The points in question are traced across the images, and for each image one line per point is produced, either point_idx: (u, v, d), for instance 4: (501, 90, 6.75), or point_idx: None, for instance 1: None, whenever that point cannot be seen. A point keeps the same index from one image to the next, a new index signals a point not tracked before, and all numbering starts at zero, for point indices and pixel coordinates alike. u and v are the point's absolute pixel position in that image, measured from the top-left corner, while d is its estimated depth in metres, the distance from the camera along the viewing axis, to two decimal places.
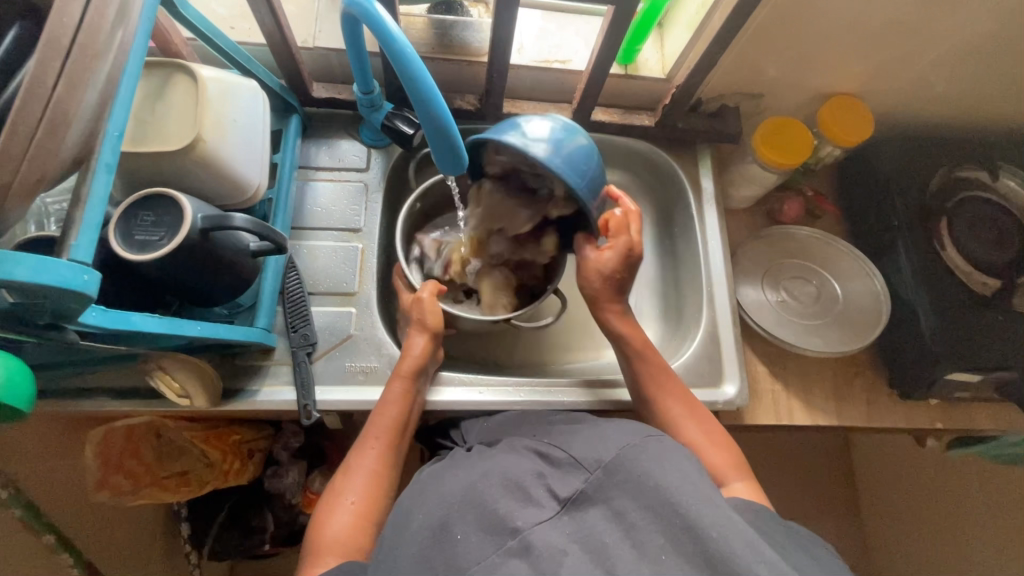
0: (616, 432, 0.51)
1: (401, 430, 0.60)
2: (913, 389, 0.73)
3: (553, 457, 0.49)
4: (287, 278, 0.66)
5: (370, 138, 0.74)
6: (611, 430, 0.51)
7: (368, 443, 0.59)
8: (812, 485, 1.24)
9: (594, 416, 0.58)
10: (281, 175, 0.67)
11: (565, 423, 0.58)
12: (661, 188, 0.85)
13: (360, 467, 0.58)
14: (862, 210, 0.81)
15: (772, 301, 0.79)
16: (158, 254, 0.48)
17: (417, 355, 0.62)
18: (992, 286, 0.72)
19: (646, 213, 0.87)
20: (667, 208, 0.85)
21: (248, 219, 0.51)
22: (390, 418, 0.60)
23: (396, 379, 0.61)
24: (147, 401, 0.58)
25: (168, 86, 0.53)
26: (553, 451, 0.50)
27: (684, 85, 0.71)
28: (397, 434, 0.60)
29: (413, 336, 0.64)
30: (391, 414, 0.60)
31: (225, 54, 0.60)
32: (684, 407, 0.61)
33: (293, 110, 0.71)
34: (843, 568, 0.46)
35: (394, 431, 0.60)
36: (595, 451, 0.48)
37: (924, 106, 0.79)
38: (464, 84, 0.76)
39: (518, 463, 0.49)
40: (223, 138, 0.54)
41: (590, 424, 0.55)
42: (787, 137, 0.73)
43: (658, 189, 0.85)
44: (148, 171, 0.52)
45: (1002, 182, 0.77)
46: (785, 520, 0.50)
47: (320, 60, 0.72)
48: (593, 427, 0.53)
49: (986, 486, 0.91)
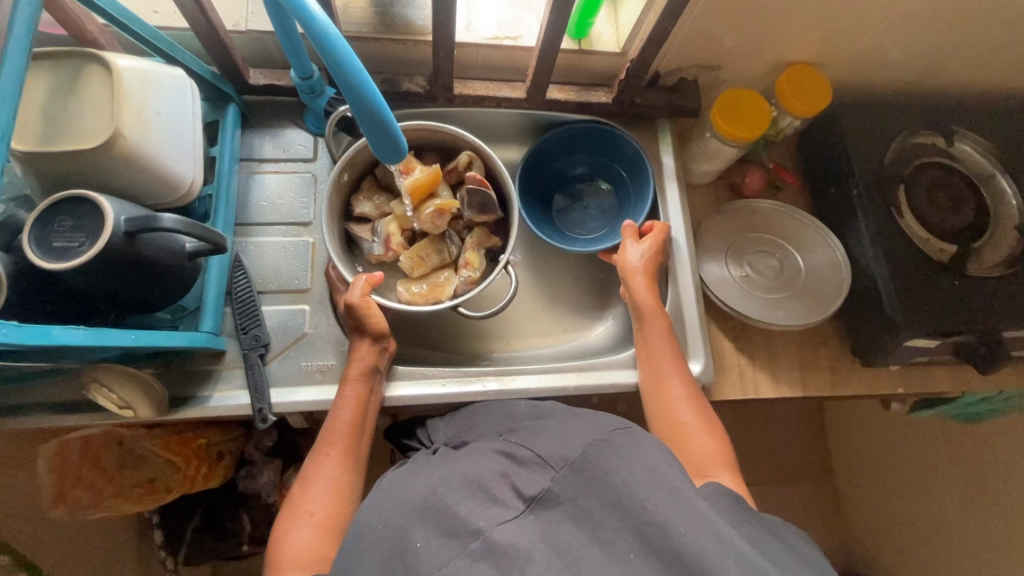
0: (583, 427, 0.51)
1: (357, 434, 0.59)
2: (874, 355, 0.74)
3: (519, 457, 0.48)
4: (234, 278, 0.63)
5: (315, 125, 0.70)
6: (578, 426, 0.51)
7: (325, 452, 0.58)
8: (787, 450, 1.27)
9: (561, 410, 0.57)
10: (221, 169, 0.64)
11: (534, 418, 0.57)
12: None
13: (318, 477, 0.56)
14: (823, 180, 0.81)
15: (735, 276, 0.79)
16: (80, 261, 0.45)
17: (364, 358, 0.61)
18: (949, 251, 0.73)
19: None
20: None
21: (178, 219, 0.48)
22: (346, 423, 0.59)
23: (347, 383, 0.60)
24: (90, 414, 0.56)
25: (80, 78, 0.49)
26: (520, 450, 0.49)
27: (638, 60, 0.69)
28: (353, 439, 0.59)
29: (355, 342, 0.62)
30: (346, 419, 0.59)
31: (144, 41, 0.56)
32: (687, 392, 0.63)
33: (230, 99, 0.67)
34: (804, 546, 0.46)
35: (349, 436, 0.58)
36: (562, 449, 0.47)
37: (880, 71, 0.78)
38: (412, 64, 0.73)
39: (483, 465, 0.48)
40: (147, 132, 0.51)
41: (558, 419, 0.54)
42: (744, 109, 0.72)
43: None
44: (65, 172, 0.49)
45: (958, 147, 0.78)
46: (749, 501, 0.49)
47: (255, 45, 0.68)
48: (559, 425, 0.53)
49: (951, 444, 0.93)
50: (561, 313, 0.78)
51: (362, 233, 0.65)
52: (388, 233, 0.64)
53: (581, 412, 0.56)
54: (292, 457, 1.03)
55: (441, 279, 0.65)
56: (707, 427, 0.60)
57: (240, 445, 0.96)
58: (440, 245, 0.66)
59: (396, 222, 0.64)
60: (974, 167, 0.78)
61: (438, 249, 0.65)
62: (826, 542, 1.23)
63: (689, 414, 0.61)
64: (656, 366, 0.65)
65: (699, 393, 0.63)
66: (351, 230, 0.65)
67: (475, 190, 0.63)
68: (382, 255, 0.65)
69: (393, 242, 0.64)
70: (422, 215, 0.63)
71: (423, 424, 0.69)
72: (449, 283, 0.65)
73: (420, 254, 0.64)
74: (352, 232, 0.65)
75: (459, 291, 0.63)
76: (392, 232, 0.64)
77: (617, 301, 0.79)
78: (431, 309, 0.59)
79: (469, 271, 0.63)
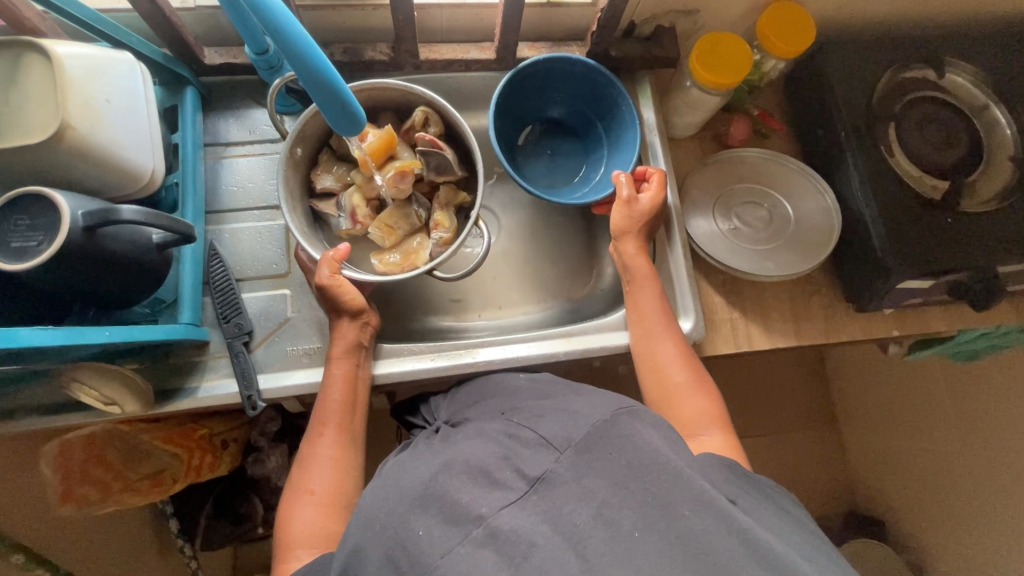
0: (591, 405, 0.50)
1: (349, 410, 0.59)
2: (867, 300, 0.73)
3: (521, 438, 0.48)
4: (211, 266, 0.62)
5: (280, 104, 0.68)
6: (581, 406, 0.51)
7: (319, 432, 0.57)
8: (789, 397, 1.27)
9: (567, 390, 0.56)
10: (185, 156, 0.62)
11: (537, 396, 0.56)
12: None
13: (316, 457, 0.56)
14: (810, 125, 0.78)
15: (724, 230, 0.77)
16: (38, 260, 0.43)
17: (352, 335, 0.60)
18: (942, 188, 0.70)
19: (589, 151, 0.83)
20: None
21: (139, 210, 0.46)
22: (337, 402, 0.58)
23: (335, 361, 0.60)
24: (75, 414, 0.55)
25: (21, 69, 0.47)
26: (523, 431, 0.49)
27: (608, 10, 0.65)
28: (346, 416, 0.59)
29: (337, 319, 0.61)
30: (336, 398, 0.58)
31: (86, 25, 0.53)
32: (676, 348, 0.62)
33: (188, 82, 0.65)
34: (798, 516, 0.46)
35: (343, 413, 0.58)
36: (566, 429, 0.47)
37: (865, 4, 0.75)
38: (374, 31, 0.70)
39: (484, 450, 0.47)
40: (97, 121, 0.49)
41: (560, 399, 0.54)
42: (725, 54, 0.69)
43: None
44: (18, 169, 0.47)
45: (949, 79, 0.75)
46: (743, 469, 0.49)
47: (207, 22, 0.65)
48: (563, 403, 0.52)
49: (950, 380, 0.93)
50: (547, 280, 0.77)
51: (328, 209, 0.64)
52: (353, 206, 0.62)
53: (585, 391, 0.55)
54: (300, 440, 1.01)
55: (415, 244, 0.64)
56: (695, 384, 0.60)
57: (244, 432, 0.96)
58: (407, 210, 0.64)
59: (358, 191, 0.63)
60: (966, 99, 0.75)
61: (405, 213, 0.64)
62: (831, 485, 1.25)
63: (678, 375, 0.61)
64: (643, 328, 0.64)
65: (687, 350, 0.63)
66: (316, 207, 0.64)
67: (431, 150, 0.62)
68: (351, 229, 0.64)
69: (359, 215, 0.62)
70: (383, 179, 0.61)
71: (426, 400, 0.68)
72: (422, 248, 0.63)
73: (388, 223, 0.63)
74: (318, 209, 0.64)
75: (432, 255, 0.62)
76: (357, 204, 0.62)
77: (607, 263, 0.78)
78: (404, 275, 0.58)
79: (441, 232, 0.63)
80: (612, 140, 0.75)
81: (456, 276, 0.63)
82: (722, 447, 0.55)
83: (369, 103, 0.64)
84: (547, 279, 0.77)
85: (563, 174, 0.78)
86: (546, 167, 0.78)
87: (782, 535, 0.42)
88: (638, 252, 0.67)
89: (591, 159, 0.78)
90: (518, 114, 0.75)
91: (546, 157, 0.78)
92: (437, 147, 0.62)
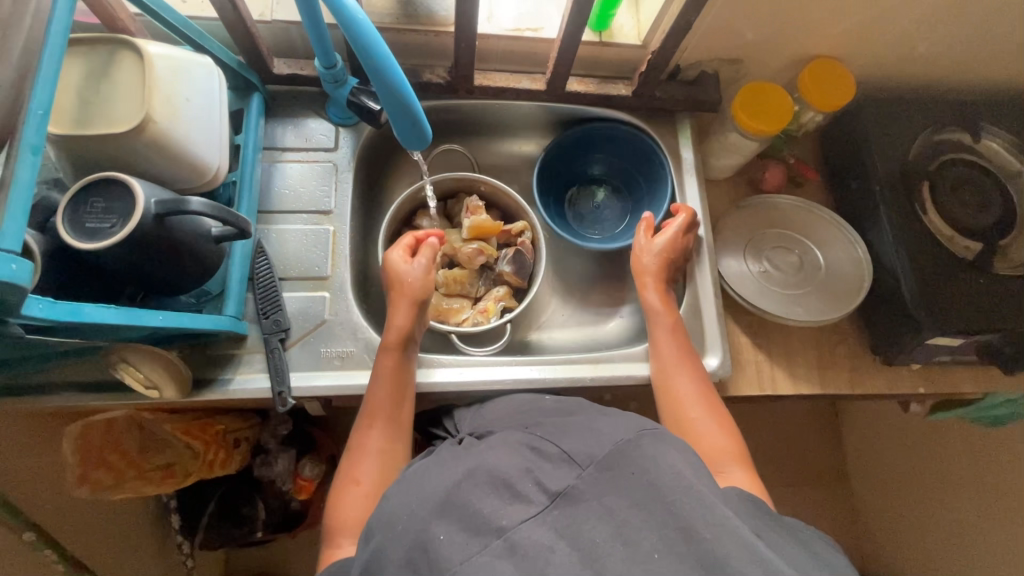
0: (613, 427, 0.50)
1: (397, 404, 0.60)
2: (896, 353, 0.73)
3: (545, 452, 0.48)
4: (256, 263, 0.64)
5: (337, 116, 0.71)
6: (603, 425, 0.51)
7: (370, 424, 0.59)
8: (802, 449, 1.25)
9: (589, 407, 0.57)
10: (245, 157, 0.65)
11: (560, 413, 0.57)
12: (630, 157, 0.82)
13: (364, 450, 0.58)
14: (844, 176, 0.80)
15: (754, 272, 0.78)
16: (111, 242, 0.46)
17: (400, 325, 0.63)
18: (975, 249, 0.71)
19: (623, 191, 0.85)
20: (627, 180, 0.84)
21: (205, 202, 0.48)
22: (386, 395, 0.60)
23: (385, 352, 0.62)
24: (115, 395, 0.57)
25: (113, 65, 0.50)
26: (544, 445, 0.49)
27: (660, 52, 0.68)
28: (394, 411, 0.60)
29: (396, 304, 0.64)
30: (387, 388, 0.60)
31: (175, 30, 0.57)
32: (695, 385, 0.63)
33: (255, 88, 0.68)
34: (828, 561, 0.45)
35: (391, 408, 0.60)
36: (588, 447, 0.47)
37: (905, 66, 0.77)
38: (433, 54, 0.73)
39: (510, 461, 0.47)
40: (176, 118, 0.52)
41: (584, 417, 0.54)
42: (765, 102, 0.71)
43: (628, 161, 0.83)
44: (99, 155, 0.50)
45: (985, 143, 0.76)
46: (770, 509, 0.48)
47: (279, 35, 0.69)
48: (584, 420, 0.53)
49: (970, 447, 0.92)
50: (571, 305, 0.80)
51: None
52: None
53: (608, 411, 0.56)
54: (308, 445, 1.02)
55: (457, 305, 0.74)
56: (716, 420, 0.60)
57: (256, 433, 0.97)
58: (472, 281, 0.76)
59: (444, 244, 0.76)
60: (1001, 165, 0.76)
61: (466, 284, 0.76)
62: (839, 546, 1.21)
63: (696, 410, 0.61)
64: (663, 362, 0.65)
65: (715, 393, 0.63)
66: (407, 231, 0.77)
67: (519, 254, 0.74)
68: None
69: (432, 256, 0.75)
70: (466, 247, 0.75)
71: (450, 415, 0.69)
72: (460, 313, 0.74)
73: (453, 278, 0.75)
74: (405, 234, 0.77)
75: (469, 323, 0.73)
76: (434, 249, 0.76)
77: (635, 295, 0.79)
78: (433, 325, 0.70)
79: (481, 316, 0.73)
80: (648, 182, 0.82)
81: (483, 353, 0.73)
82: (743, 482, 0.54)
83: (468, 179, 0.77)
84: (567, 308, 0.80)
85: (604, 228, 0.84)
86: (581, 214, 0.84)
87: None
88: (661, 288, 0.69)
89: (629, 209, 0.84)
90: (561, 168, 0.84)
91: (585, 212, 0.85)
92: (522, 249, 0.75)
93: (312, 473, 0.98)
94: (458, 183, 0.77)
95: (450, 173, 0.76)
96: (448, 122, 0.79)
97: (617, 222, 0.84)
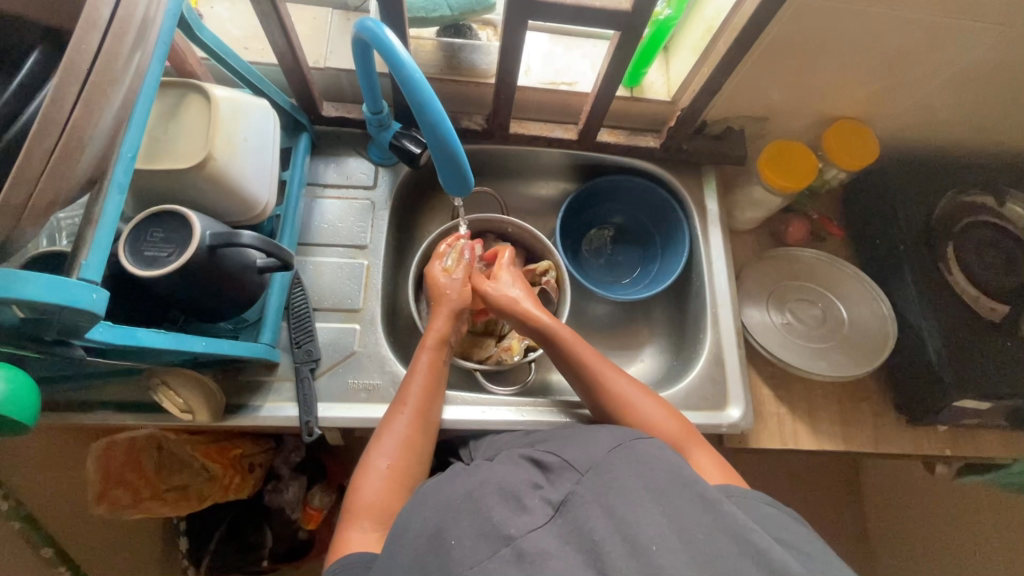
0: (605, 434, 0.51)
1: (430, 397, 0.61)
2: (921, 414, 0.72)
3: (546, 465, 0.48)
4: (292, 294, 0.66)
5: (378, 156, 0.75)
6: (601, 433, 0.51)
7: (400, 407, 0.60)
8: (822, 511, 1.20)
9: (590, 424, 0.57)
10: (290, 193, 0.68)
11: (565, 430, 0.57)
12: (645, 206, 0.84)
13: (390, 432, 0.58)
14: (868, 234, 0.81)
15: (777, 323, 0.79)
16: (168, 270, 0.48)
17: (439, 329, 0.66)
18: (1001, 311, 0.70)
19: (638, 235, 0.87)
20: (641, 230, 0.87)
21: (256, 236, 0.50)
22: (418, 386, 0.61)
23: (422, 350, 0.64)
24: (149, 415, 0.59)
25: (182, 106, 0.54)
26: (545, 457, 0.50)
27: (689, 109, 0.71)
28: (424, 401, 0.61)
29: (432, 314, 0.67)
30: (421, 381, 0.62)
31: (239, 75, 0.61)
32: (674, 419, 0.60)
33: (303, 128, 0.72)
34: None
35: (422, 397, 0.61)
36: (587, 454, 0.48)
37: (928, 131, 0.79)
38: (472, 102, 0.77)
39: (516, 476, 0.47)
40: (234, 156, 0.55)
41: (587, 429, 0.54)
42: (790, 161, 0.74)
43: (643, 209, 0.85)
44: (162, 188, 0.53)
45: (1009, 209, 0.76)
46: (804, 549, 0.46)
47: (331, 81, 0.73)
48: (585, 432, 0.53)
49: (996, 515, 0.88)
50: None
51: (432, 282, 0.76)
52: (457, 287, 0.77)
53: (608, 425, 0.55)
54: (318, 473, 1.00)
55: (482, 342, 0.76)
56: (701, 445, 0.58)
57: (269, 458, 0.94)
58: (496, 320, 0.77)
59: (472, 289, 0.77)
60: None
61: (491, 321, 0.77)
62: None
63: (672, 426, 0.59)
64: (636, 394, 0.62)
65: (646, 388, 0.63)
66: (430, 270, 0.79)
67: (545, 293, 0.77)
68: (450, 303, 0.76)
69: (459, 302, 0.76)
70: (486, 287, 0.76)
71: (466, 445, 0.69)
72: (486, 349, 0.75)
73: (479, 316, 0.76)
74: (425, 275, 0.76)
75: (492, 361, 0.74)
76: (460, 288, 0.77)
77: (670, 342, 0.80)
78: (460, 363, 0.71)
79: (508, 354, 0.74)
80: (662, 232, 0.84)
81: (505, 392, 0.74)
82: (706, 464, 0.55)
83: (499, 222, 0.79)
84: None
85: (622, 271, 0.86)
86: (604, 267, 0.86)
87: (810, 569, 0.40)
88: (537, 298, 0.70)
89: (646, 254, 0.86)
90: (580, 220, 0.86)
91: (604, 259, 0.86)
92: (546, 287, 0.77)
93: (321, 503, 0.96)
94: (489, 224, 0.79)
95: (483, 214, 0.79)
96: (482, 166, 0.82)
97: (634, 265, 0.86)
